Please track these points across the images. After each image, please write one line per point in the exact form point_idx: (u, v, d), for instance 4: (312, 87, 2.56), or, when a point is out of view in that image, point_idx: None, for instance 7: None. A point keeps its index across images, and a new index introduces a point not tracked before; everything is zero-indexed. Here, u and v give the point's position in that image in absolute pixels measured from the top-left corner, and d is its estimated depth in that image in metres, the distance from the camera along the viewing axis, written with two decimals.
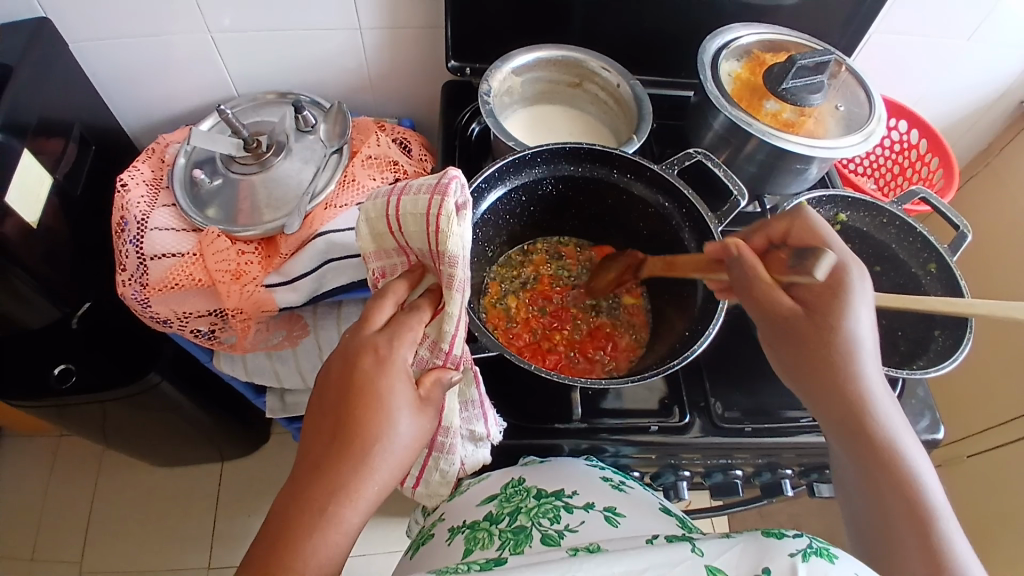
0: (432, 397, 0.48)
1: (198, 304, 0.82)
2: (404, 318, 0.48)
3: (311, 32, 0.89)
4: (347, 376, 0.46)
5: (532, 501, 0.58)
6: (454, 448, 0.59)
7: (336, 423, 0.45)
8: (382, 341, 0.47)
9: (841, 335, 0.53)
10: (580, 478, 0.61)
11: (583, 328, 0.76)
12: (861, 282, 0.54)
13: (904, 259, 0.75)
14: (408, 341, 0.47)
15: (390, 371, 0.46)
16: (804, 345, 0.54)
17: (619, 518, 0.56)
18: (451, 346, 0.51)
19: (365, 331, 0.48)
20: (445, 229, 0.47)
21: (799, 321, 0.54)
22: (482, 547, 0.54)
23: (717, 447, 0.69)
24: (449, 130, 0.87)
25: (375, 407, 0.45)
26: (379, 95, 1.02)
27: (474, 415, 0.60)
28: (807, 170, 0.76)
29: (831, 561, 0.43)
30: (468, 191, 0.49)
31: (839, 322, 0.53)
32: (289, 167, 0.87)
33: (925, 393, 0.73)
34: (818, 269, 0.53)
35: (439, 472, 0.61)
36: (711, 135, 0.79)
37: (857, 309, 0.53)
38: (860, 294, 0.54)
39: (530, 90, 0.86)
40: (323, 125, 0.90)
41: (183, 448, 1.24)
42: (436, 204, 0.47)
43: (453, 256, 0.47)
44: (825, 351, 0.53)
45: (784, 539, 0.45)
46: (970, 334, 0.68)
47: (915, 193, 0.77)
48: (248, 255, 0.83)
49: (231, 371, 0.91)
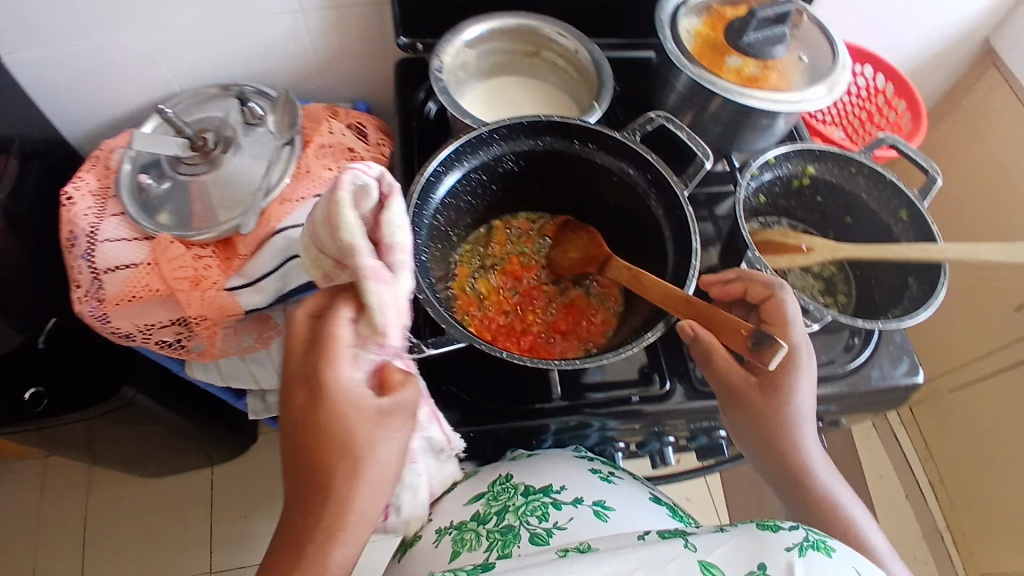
0: (404, 383, 0.47)
1: (160, 315, 0.79)
2: (326, 333, 0.44)
3: (252, 18, 0.84)
4: (301, 406, 0.45)
5: (519, 499, 0.62)
6: (412, 456, 0.61)
7: (301, 459, 0.45)
8: (311, 368, 0.45)
9: (787, 404, 0.58)
10: (569, 470, 0.65)
11: (557, 306, 0.74)
12: (807, 354, 0.59)
13: (875, 209, 0.73)
14: (338, 354, 0.45)
15: (334, 386, 0.44)
16: (756, 412, 0.58)
17: (608, 512, 0.60)
18: (386, 329, 0.44)
19: (301, 358, 0.46)
20: (337, 213, 0.44)
21: (752, 393, 0.58)
22: (470, 548, 0.59)
23: (699, 411, 0.69)
24: (405, 109, 0.82)
25: (332, 440, 0.44)
26: (330, 81, 0.97)
27: (427, 420, 0.60)
28: (773, 125, 0.74)
29: (828, 554, 0.46)
30: (368, 178, 0.46)
31: (782, 395, 0.58)
32: (240, 164, 0.82)
33: (902, 338, 0.72)
34: (771, 361, 0.54)
35: (409, 489, 0.63)
36: (675, 96, 0.76)
37: (798, 381, 0.58)
38: (804, 367, 0.58)
39: (486, 63, 0.82)
40: (271, 117, 0.85)
41: (170, 457, 1.21)
42: (331, 200, 0.45)
43: (352, 241, 0.43)
44: (773, 420, 0.58)
45: (780, 533, 0.47)
46: (943, 278, 0.65)
47: (882, 140, 0.75)
48: (206, 258, 0.80)
49: (206, 377, 0.88)
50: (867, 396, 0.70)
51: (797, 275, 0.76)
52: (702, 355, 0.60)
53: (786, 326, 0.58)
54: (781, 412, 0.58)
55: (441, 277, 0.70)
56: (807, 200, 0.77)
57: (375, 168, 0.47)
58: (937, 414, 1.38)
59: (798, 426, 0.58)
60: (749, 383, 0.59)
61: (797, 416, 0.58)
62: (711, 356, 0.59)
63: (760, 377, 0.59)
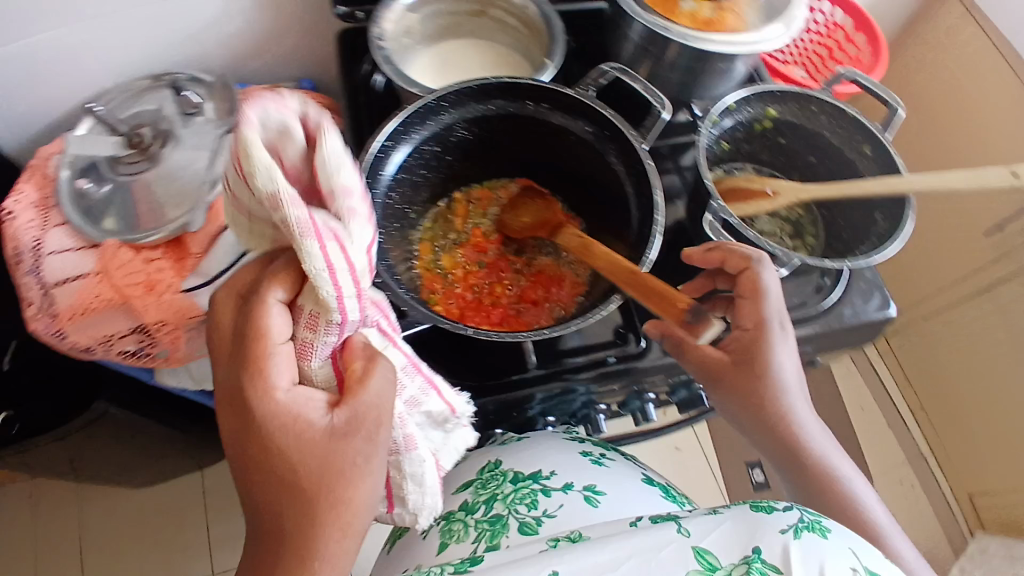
0: (367, 377, 0.46)
1: (117, 325, 0.76)
2: (257, 344, 0.42)
3: (178, 1, 0.78)
4: (239, 421, 0.44)
5: (508, 487, 0.69)
6: (411, 440, 0.53)
7: (259, 479, 0.44)
8: (247, 383, 0.43)
9: (768, 381, 0.59)
10: (557, 457, 0.71)
11: (525, 274, 0.72)
12: (782, 330, 0.59)
13: (838, 146, 0.72)
14: (274, 366, 0.43)
15: (275, 400, 0.43)
16: (737, 393, 0.59)
17: (598, 497, 0.67)
18: (336, 283, 0.41)
19: (231, 370, 0.44)
20: (246, 157, 0.36)
21: (731, 375, 0.59)
22: (457, 539, 0.66)
23: (676, 366, 0.68)
24: (349, 86, 0.77)
25: (284, 456, 0.43)
26: (272, 62, 0.92)
27: (420, 391, 0.55)
28: (732, 69, 0.72)
29: (823, 534, 0.49)
30: (280, 110, 0.39)
31: (762, 372, 0.58)
32: (181, 157, 0.78)
33: (873, 274, 0.72)
34: (710, 333, 0.56)
35: (412, 478, 0.55)
36: (630, 47, 0.73)
37: (776, 357, 0.59)
38: (780, 343, 0.59)
39: (431, 28, 0.77)
40: (208, 104, 0.81)
41: (157, 465, 1.19)
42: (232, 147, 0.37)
43: (275, 194, 0.37)
44: (757, 399, 0.59)
45: (775, 514, 0.51)
46: (909, 211, 0.64)
47: (840, 75, 0.73)
48: (157, 261, 0.76)
49: (178, 383, 0.85)
50: (842, 334, 0.70)
51: (765, 221, 0.75)
52: (676, 345, 0.61)
53: (759, 300, 0.59)
54: (763, 389, 0.59)
55: (404, 257, 0.68)
56: (771, 142, 0.75)
57: (296, 102, 0.41)
58: (912, 344, 1.41)
59: (782, 400, 0.59)
60: (727, 364, 0.60)
61: (781, 390, 0.59)
62: (683, 344, 0.60)
63: (736, 355, 0.60)
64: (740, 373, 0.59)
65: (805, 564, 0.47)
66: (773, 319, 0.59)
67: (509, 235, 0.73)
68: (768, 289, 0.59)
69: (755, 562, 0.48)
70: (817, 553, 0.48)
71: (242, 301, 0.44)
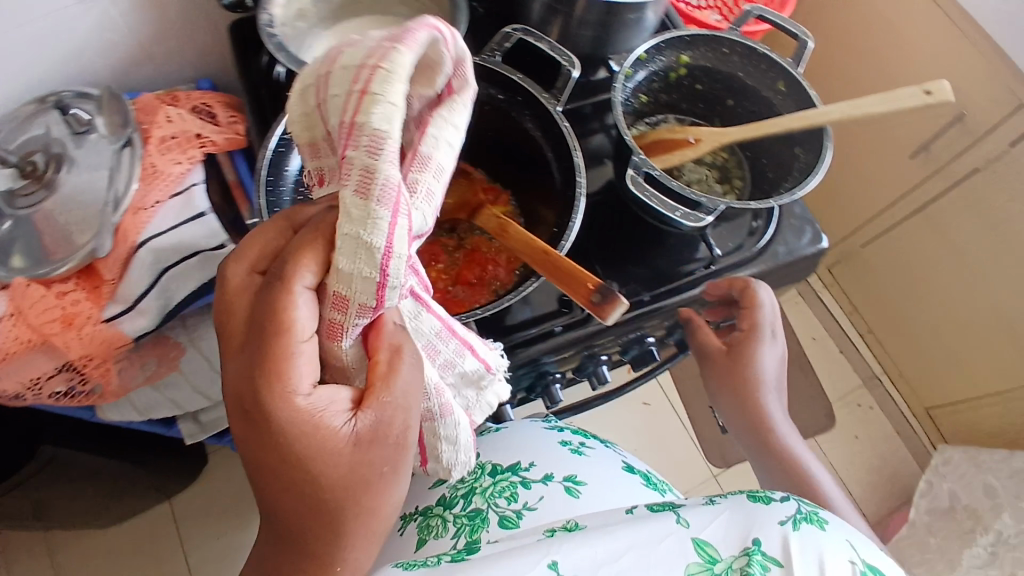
0: (393, 373, 0.42)
1: (42, 366, 0.71)
2: (280, 348, 0.38)
3: (47, 16, 0.71)
4: (256, 429, 0.39)
5: (487, 480, 0.70)
6: (449, 408, 0.50)
7: (282, 487, 0.41)
8: (263, 384, 0.38)
9: (751, 369, 0.75)
10: (535, 449, 0.73)
11: (459, 255, 0.70)
12: (770, 337, 0.75)
13: (753, 85, 0.72)
14: (299, 373, 0.39)
15: (299, 410, 0.39)
16: (727, 375, 0.76)
17: (579, 488, 0.67)
18: (384, 269, 0.36)
19: (245, 374, 0.39)
20: (385, 81, 0.34)
21: (724, 362, 0.76)
22: (436, 534, 0.66)
23: (621, 326, 0.68)
24: (249, 79, 0.72)
25: (309, 463, 0.40)
26: (163, 63, 0.86)
27: (455, 354, 0.51)
28: (643, 19, 0.69)
29: (821, 526, 0.51)
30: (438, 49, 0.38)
31: (748, 362, 0.75)
32: (80, 180, 0.72)
33: (802, 209, 0.74)
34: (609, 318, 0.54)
35: (446, 439, 0.52)
36: (538, 7, 0.71)
37: (761, 354, 0.75)
38: (766, 343, 0.75)
39: (326, 7, 0.73)
40: (99, 118, 0.74)
41: (121, 504, 1.15)
42: (367, 65, 0.35)
43: (378, 133, 0.33)
44: (740, 382, 0.75)
45: (774, 506, 0.53)
46: (827, 141, 0.66)
47: (748, 13, 0.72)
48: (72, 293, 0.71)
49: (122, 417, 0.79)
50: (777, 272, 0.72)
51: (691, 169, 0.76)
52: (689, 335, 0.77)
53: (756, 315, 0.71)
54: (747, 374, 0.75)
55: None
56: (687, 90, 0.75)
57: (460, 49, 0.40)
58: (854, 271, 1.47)
59: (760, 386, 0.76)
60: (721, 355, 0.76)
61: (760, 378, 0.75)
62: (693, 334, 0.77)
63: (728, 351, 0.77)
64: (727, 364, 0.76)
65: (803, 556, 0.49)
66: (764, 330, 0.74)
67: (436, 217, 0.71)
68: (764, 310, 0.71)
69: (756, 554, 0.50)
70: (815, 544, 0.50)
71: (260, 291, 0.39)
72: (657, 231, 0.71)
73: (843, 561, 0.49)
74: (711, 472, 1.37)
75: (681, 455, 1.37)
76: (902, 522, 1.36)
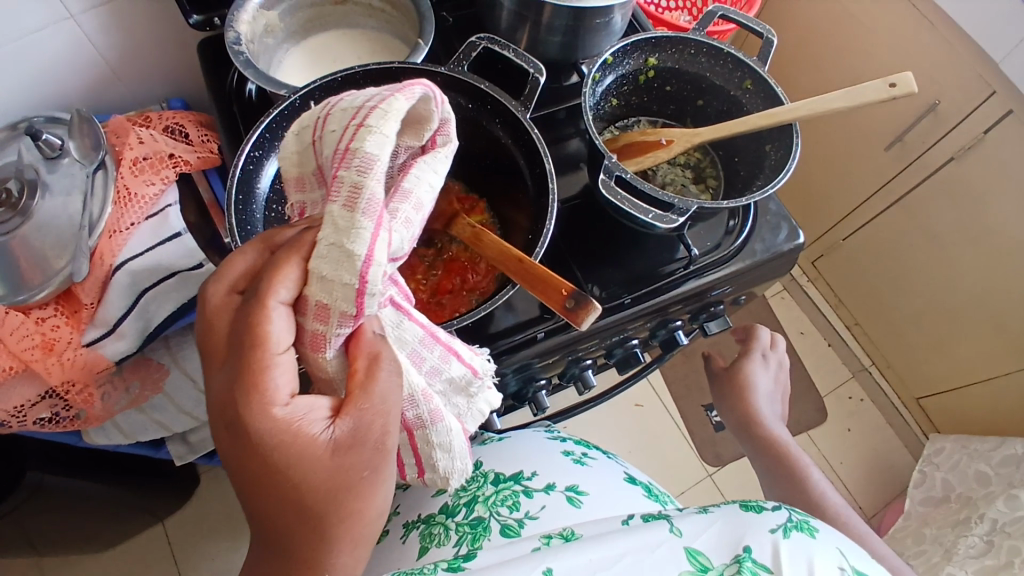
0: (371, 381, 0.41)
1: (26, 392, 0.71)
2: (257, 361, 0.38)
3: (13, 43, 0.70)
4: (239, 441, 0.40)
5: (490, 489, 0.70)
6: (439, 414, 0.50)
7: (269, 498, 0.41)
8: (242, 395, 0.38)
9: (747, 377, 0.87)
10: (540, 459, 0.73)
11: (438, 266, 0.70)
12: (765, 359, 0.90)
13: (721, 85, 0.72)
14: (277, 384, 0.39)
15: (277, 421, 0.39)
16: (727, 383, 0.89)
17: (580, 497, 0.67)
18: (364, 276, 0.37)
19: (227, 387, 0.39)
20: (379, 119, 0.39)
21: (724, 374, 0.90)
22: (439, 543, 0.65)
23: (604, 329, 0.68)
24: (221, 96, 0.72)
25: (291, 473, 0.40)
26: (134, 84, 0.86)
27: (440, 360, 0.51)
28: (611, 22, 0.69)
29: (812, 534, 0.53)
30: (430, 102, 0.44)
31: (744, 371, 0.88)
32: (55, 206, 0.71)
33: (778, 206, 0.74)
34: (585, 323, 0.53)
35: (441, 447, 0.52)
36: (506, 15, 0.71)
37: (756, 368, 0.88)
38: (759, 361, 0.89)
39: (294, 23, 0.73)
40: (71, 142, 0.74)
41: (112, 528, 1.14)
42: (363, 113, 0.40)
43: (369, 156, 0.38)
44: (738, 388, 0.87)
45: (764, 513, 0.54)
46: (796, 138, 0.66)
47: (713, 13, 0.72)
48: (51, 319, 0.70)
49: (108, 442, 0.80)
50: (755, 270, 0.72)
51: (666, 170, 0.77)
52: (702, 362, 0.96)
53: (752, 339, 0.91)
54: (744, 382, 0.87)
55: None
56: (658, 92, 0.76)
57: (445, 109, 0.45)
58: (837, 261, 1.49)
59: (755, 392, 0.87)
60: (723, 369, 0.91)
61: (756, 386, 0.87)
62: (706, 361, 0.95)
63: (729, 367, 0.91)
64: (726, 377, 0.90)
65: (793, 562, 0.50)
66: (759, 351, 0.90)
67: None
68: (760, 336, 0.91)
69: (746, 561, 0.50)
70: (805, 551, 0.51)
71: (240, 307, 0.39)
72: (634, 234, 0.72)
73: (832, 567, 0.50)
74: (707, 470, 1.37)
75: (674, 453, 1.38)
76: (898, 511, 1.36)
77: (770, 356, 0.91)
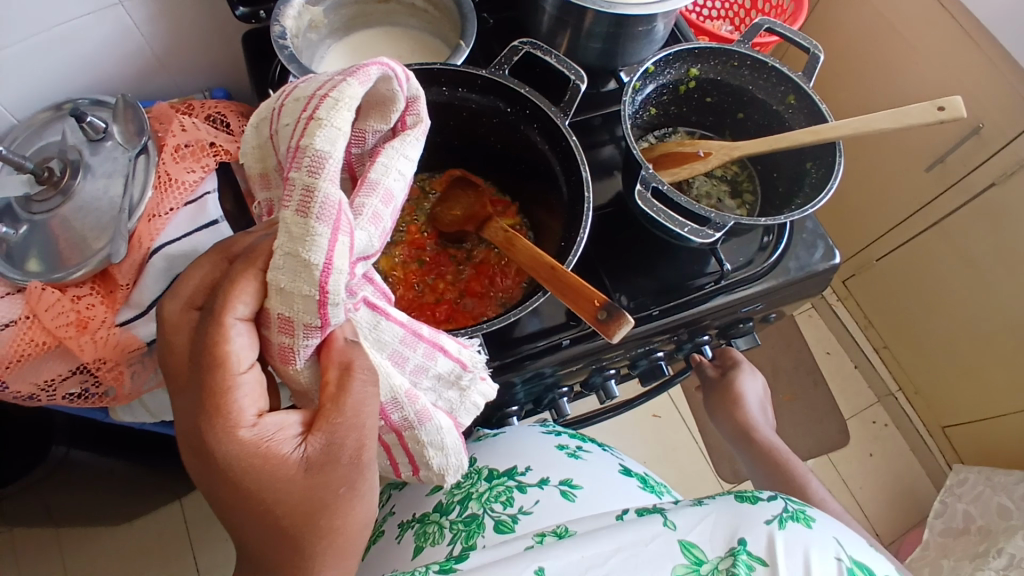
0: (342, 394, 0.41)
1: (57, 368, 0.73)
2: (218, 384, 0.38)
3: (63, 29, 0.72)
4: (209, 464, 0.40)
5: (483, 485, 0.70)
6: (427, 414, 0.49)
7: (249, 518, 0.42)
8: (206, 423, 0.39)
9: (734, 388, 0.87)
10: (536, 452, 0.72)
11: (467, 267, 0.70)
12: (749, 371, 0.90)
13: (763, 99, 0.71)
14: (241, 406, 0.39)
15: (244, 442, 0.39)
16: (716, 396, 0.89)
17: (575, 491, 0.67)
18: (325, 286, 0.37)
19: (192, 412, 0.39)
20: (329, 110, 0.38)
21: (712, 387, 0.90)
22: (432, 542, 0.66)
23: (633, 338, 0.67)
24: (264, 90, 0.73)
25: (267, 490, 0.41)
26: (177, 73, 0.88)
27: (425, 358, 0.50)
28: (653, 30, 0.69)
29: (807, 523, 0.52)
30: (390, 84, 0.43)
31: (730, 383, 0.88)
32: (96, 188, 0.73)
33: (815, 224, 0.73)
34: (615, 336, 0.53)
35: (433, 445, 0.52)
36: (547, 19, 0.71)
37: (742, 381, 0.88)
38: (743, 373, 0.89)
39: (338, 19, 0.74)
40: (115, 127, 0.76)
41: (132, 504, 1.17)
42: (315, 100, 0.39)
43: (321, 152, 0.36)
44: (727, 400, 0.87)
45: (761, 505, 0.54)
46: (839, 156, 0.65)
47: (759, 26, 0.71)
48: (86, 297, 0.72)
49: (134, 418, 0.82)
50: (788, 289, 0.71)
51: (701, 183, 0.76)
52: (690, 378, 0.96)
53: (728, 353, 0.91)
54: (732, 393, 0.87)
55: None
56: (697, 102, 0.76)
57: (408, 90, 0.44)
58: (869, 281, 1.46)
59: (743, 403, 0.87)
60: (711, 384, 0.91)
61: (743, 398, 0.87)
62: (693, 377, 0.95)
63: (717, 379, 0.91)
64: (714, 391, 0.89)
65: (789, 556, 0.50)
66: (742, 364, 0.90)
67: (441, 232, 0.72)
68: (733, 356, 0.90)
69: (740, 554, 0.50)
70: (801, 543, 0.50)
71: (199, 327, 0.40)
72: (665, 244, 0.71)
73: (829, 559, 0.50)
74: (722, 487, 1.35)
75: (687, 466, 1.37)
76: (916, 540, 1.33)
77: (752, 369, 0.91)
